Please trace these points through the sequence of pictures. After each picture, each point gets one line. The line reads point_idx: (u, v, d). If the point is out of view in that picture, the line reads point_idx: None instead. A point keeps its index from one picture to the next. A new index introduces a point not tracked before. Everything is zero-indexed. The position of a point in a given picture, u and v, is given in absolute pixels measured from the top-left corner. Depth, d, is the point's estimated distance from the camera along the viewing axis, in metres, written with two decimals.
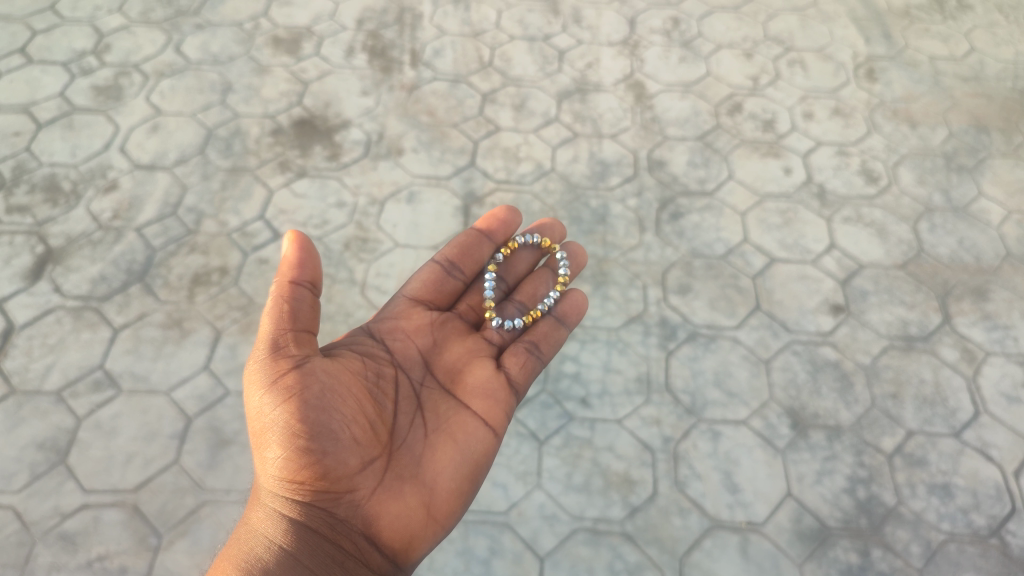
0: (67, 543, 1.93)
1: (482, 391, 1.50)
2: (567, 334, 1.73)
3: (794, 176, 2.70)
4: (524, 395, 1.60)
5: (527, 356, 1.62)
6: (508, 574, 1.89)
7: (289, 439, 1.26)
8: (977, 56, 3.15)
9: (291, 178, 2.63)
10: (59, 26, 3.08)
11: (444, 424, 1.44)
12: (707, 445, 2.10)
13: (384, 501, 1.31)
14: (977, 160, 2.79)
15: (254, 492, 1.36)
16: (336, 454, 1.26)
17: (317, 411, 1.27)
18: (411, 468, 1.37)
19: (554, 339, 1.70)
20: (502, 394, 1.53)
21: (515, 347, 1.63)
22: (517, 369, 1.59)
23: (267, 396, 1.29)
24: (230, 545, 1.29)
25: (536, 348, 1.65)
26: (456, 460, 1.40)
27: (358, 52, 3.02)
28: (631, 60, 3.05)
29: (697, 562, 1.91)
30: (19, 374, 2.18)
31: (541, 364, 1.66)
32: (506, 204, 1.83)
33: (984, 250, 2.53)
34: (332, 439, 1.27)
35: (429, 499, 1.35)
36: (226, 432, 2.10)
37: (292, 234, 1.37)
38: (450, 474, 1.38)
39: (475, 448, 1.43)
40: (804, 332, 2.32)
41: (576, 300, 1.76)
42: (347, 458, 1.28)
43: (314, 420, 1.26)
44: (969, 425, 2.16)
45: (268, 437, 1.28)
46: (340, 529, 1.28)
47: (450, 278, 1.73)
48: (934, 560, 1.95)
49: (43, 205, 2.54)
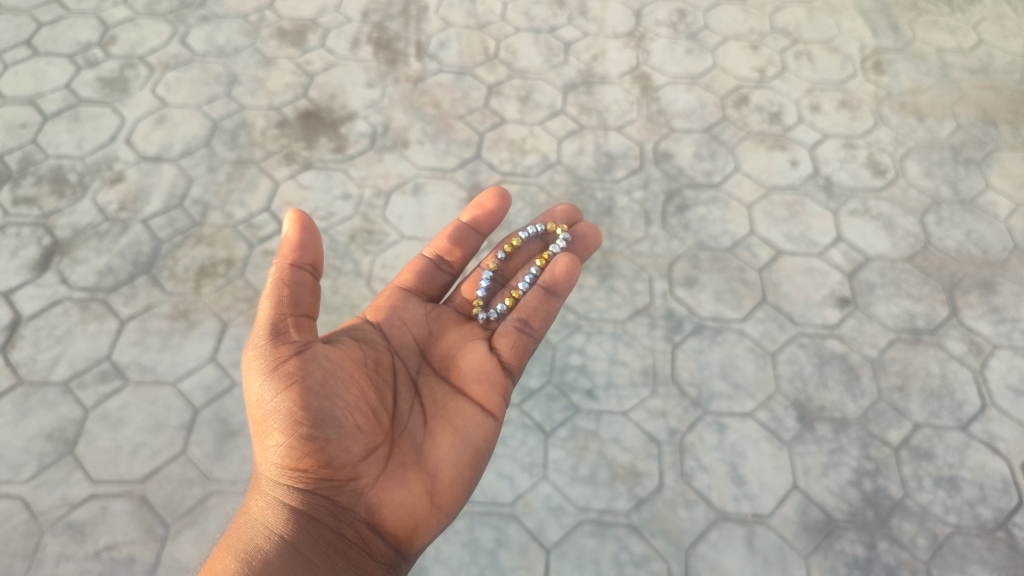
0: (75, 533, 1.94)
1: (477, 374, 1.49)
2: (560, 304, 1.67)
3: (800, 168, 2.69)
4: (517, 376, 1.58)
5: (518, 336, 1.59)
6: (514, 565, 1.90)
7: (291, 426, 1.26)
8: (985, 48, 3.13)
9: (297, 170, 2.63)
10: (64, 19, 3.08)
11: (444, 410, 1.45)
12: (712, 437, 2.10)
13: (387, 487, 1.31)
14: (984, 152, 2.78)
15: (253, 481, 1.35)
16: (340, 441, 1.26)
17: (319, 398, 1.27)
18: (413, 455, 1.37)
19: (545, 312, 1.64)
20: (497, 376, 1.51)
21: (505, 328, 1.60)
22: (508, 351, 1.57)
23: (268, 381, 1.28)
24: (230, 535, 1.29)
25: (527, 325, 1.61)
26: (457, 445, 1.40)
27: (364, 44, 3.02)
28: (637, 52, 3.04)
29: (703, 555, 1.91)
30: (26, 365, 2.19)
31: (533, 341, 1.62)
32: (493, 190, 1.79)
33: (991, 243, 2.52)
34: (336, 426, 1.27)
35: (432, 486, 1.35)
36: (232, 423, 2.11)
37: (293, 214, 1.36)
38: (452, 461, 1.38)
39: (475, 434, 1.42)
40: (811, 325, 2.31)
41: (564, 269, 1.67)
42: (350, 443, 1.28)
43: (316, 408, 1.26)
44: (976, 418, 2.16)
45: (270, 425, 1.28)
46: (342, 517, 1.28)
47: (441, 272, 1.75)
48: (940, 553, 1.95)
49: (49, 197, 2.55)
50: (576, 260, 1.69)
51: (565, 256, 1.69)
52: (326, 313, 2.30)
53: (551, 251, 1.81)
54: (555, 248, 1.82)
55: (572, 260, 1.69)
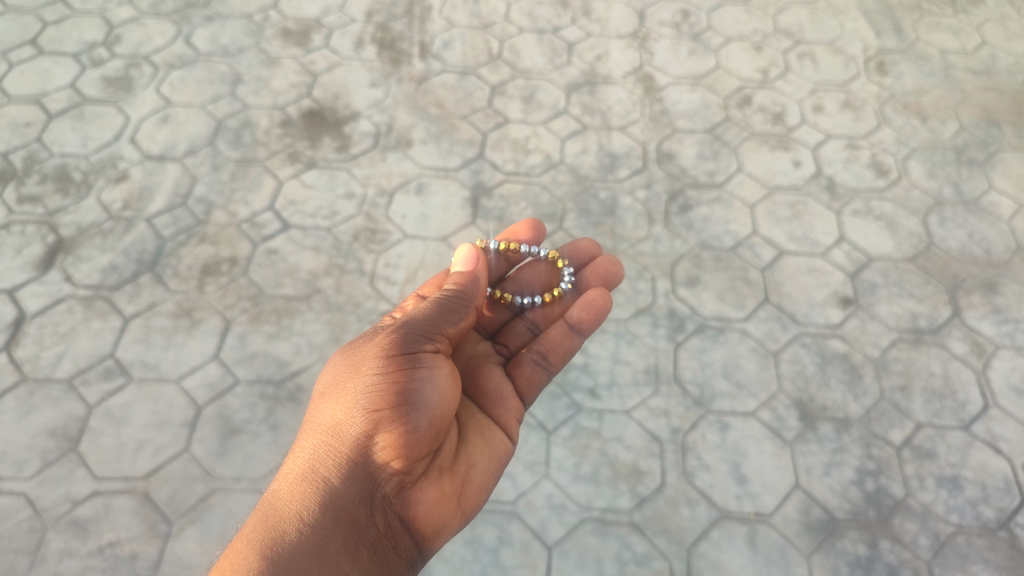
0: (78, 529, 1.95)
1: (494, 395, 1.54)
2: (581, 342, 1.68)
3: (803, 169, 2.70)
4: (528, 406, 1.63)
5: (533, 370, 1.63)
6: (516, 563, 1.90)
7: (381, 408, 1.27)
8: (989, 49, 3.13)
9: (301, 169, 2.64)
10: (70, 18, 3.10)
11: (474, 420, 1.47)
12: (715, 436, 2.10)
13: (426, 486, 1.29)
14: (987, 153, 2.78)
15: (301, 451, 1.34)
16: (421, 436, 1.25)
17: (421, 390, 1.28)
18: (451, 459, 1.36)
19: (564, 349, 1.66)
20: (513, 399, 1.56)
21: (522, 358, 1.64)
22: (523, 381, 1.62)
23: (380, 360, 1.31)
24: (264, 509, 1.28)
25: (544, 360, 1.64)
26: (486, 457, 1.42)
27: (368, 44, 3.03)
28: (641, 53, 3.05)
29: (705, 553, 1.92)
30: (30, 363, 2.20)
31: (548, 376, 1.65)
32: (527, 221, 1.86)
33: (994, 244, 2.52)
34: (425, 419, 1.26)
35: (462, 491, 1.35)
36: (235, 420, 2.12)
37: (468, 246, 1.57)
38: (482, 469, 1.40)
39: (498, 447, 1.46)
40: (813, 325, 2.31)
41: (595, 305, 1.66)
42: (425, 440, 1.26)
43: (414, 398, 1.27)
44: (979, 418, 2.16)
45: (358, 401, 1.29)
46: (380, 509, 1.27)
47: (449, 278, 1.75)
48: (942, 553, 1.95)
49: (54, 195, 2.56)
50: (608, 297, 1.68)
51: (598, 290, 1.68)
52: (330, 312, 2.32)
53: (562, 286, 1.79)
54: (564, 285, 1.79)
55: (601, 295, 1.67)
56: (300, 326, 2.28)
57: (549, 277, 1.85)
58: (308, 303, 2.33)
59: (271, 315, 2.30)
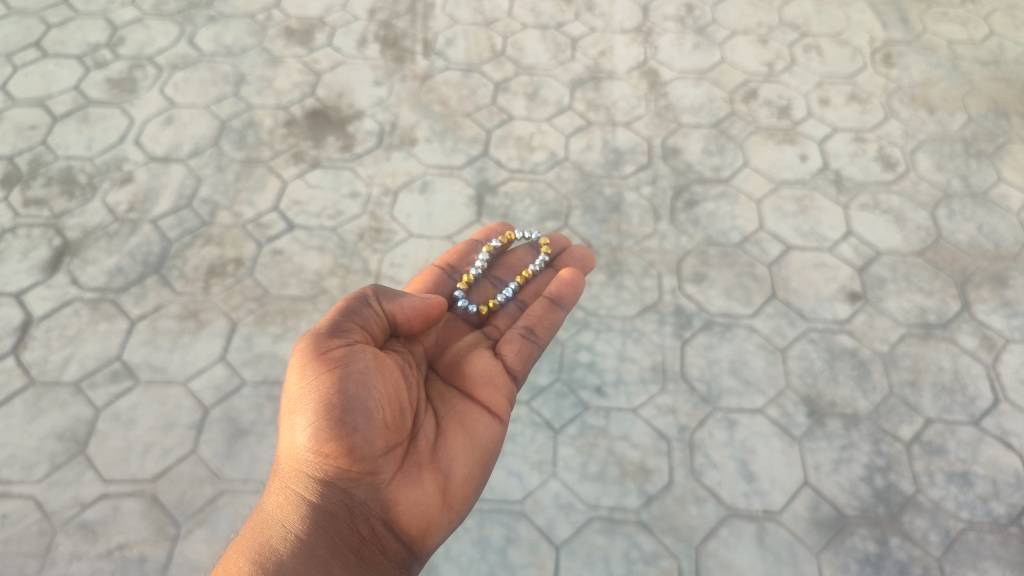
0: (88, 532, 1.96)
1: (481, 378, 1.51)
2: (564, 315, 1.69)
3: (810, 163, 2.68)
4: (521, 383, 1.60)
5: (522, 343, 1.60)
6: (524, 563, 1.90)
7: (318, 413, 1.26)
8: (997, 39, 3.10)
9: (305, 169, 2.64)
10: (73, 20, 3.10)
11: (454, 410, 1.46)
12: (723, 434, 2.09)
13: (403, 483, 1.30)
14: (996, 145, 2.75)
15: (271, 474, 1.33)
16: (366, 431, 1.25)
17: (358, 386, 1.28)
18: (429, 454, 1.36)
19: (549, 322, 1.66)
20: (502, 380, 1.52)
21: (510, 335, 1.61)
22: (513, 357, 1.58)
23: (304, 368, 1.30)
24: (243, 535, 1.27)
25: (532, 333, 1.63)
26: (468, 447, 1.40)
27: (371, 43, 3.02)
28: (645, 47, 3.03)
29: (714, 551, 1.91)
30: (38, 366, 2.21)
31: (538, 349, 1.63)
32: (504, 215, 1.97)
33: (1003, 237, 2.50)
34: (365, 415, 1.26)
35: (445, 485, 1.34)
36: (243, 422, 2.12)
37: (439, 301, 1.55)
38: (463, 460, 1.38)
39: (483, 435, 1.43)
40: (821, 320, 2.30)
41: (571, 280, 1.70)
42: (377, 435, 1.27)
43: (352, 395, 1.27)
44: (989, 413, 2.15)
45: (297, 413, 1.28)
46: (359, 513, 1.27)
47: (452, 280, 1.81)
48: (952, 549, 1.94)
49: (60, 198, 2.56)
50: (580, 275, 1.72)
51: (573, 269, 1.73)
52: None
53: (533, 268, 1.89)
54: (535, 266, 1.89)
55: (575, 273, 1.72)
56: (306, 327, 2.29)
57: (530, 261, 1.92)
58: (314, 304, 2.34)
59: (277, 316, 2.31)
